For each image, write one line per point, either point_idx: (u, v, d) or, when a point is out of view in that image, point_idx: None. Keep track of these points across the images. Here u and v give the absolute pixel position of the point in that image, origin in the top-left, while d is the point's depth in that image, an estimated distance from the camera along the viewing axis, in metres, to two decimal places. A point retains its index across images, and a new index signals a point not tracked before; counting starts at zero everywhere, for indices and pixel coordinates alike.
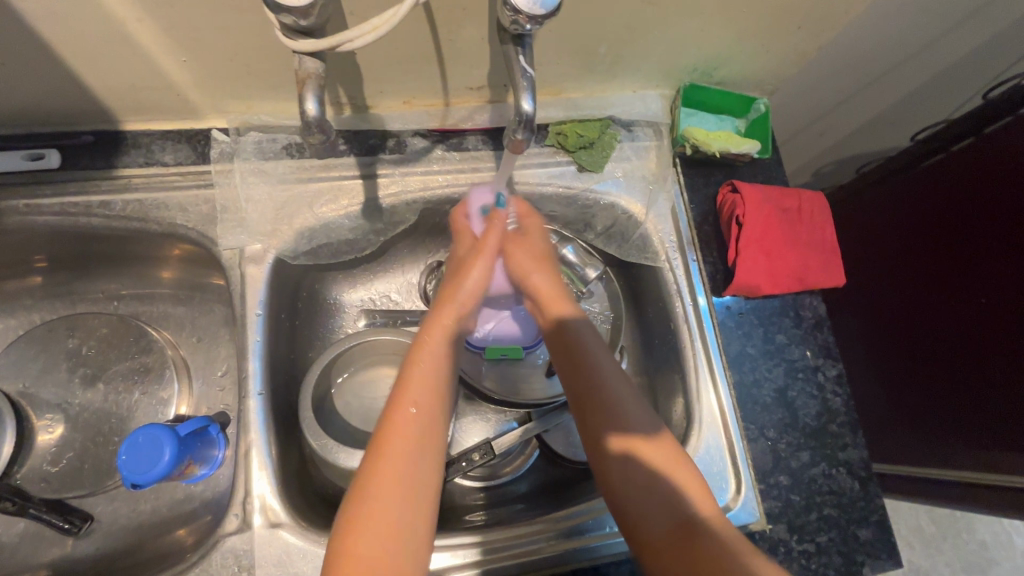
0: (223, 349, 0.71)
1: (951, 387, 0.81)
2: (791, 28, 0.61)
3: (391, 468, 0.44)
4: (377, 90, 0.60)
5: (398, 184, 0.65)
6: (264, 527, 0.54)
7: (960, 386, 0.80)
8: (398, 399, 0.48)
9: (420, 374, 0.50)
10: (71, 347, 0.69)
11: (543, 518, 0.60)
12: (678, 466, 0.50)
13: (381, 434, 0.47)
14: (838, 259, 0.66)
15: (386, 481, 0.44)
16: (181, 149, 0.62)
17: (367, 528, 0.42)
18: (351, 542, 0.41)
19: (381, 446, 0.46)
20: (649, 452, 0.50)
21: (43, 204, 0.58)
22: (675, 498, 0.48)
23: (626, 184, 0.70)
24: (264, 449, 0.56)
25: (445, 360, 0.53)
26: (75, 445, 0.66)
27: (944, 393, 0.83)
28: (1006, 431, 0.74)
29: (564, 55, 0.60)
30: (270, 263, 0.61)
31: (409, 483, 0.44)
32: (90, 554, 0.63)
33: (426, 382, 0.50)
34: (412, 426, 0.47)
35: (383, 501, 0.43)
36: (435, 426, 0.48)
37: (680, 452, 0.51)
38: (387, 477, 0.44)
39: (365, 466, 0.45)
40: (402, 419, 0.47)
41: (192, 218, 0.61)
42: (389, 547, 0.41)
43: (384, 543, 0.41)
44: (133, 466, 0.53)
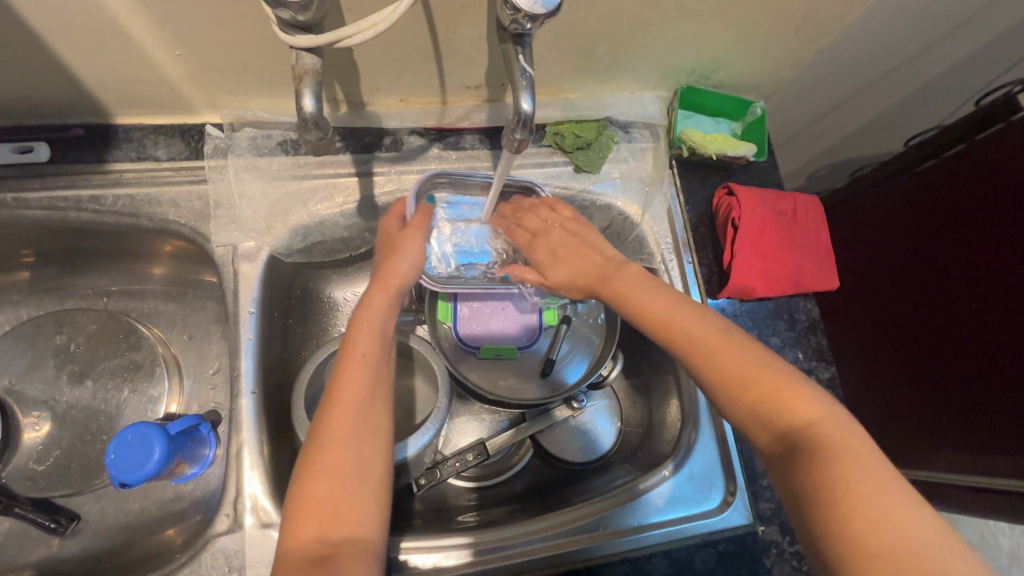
0: (215, 347, 0.71)
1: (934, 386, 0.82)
2: (789, 33, 0.62)
3: (346, 416, 0.45)
4: (374, 87, 0.60)
5: (394, 182, 0.64)
6: (255, 527, 0.53)
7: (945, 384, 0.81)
8: (347, 353, 0.49)
9: (367, 329, 0.50)
10: (59, 343, 0.68)
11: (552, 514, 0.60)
12: (753, 357, 0.43)
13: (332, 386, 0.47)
14: (831, 263, 0.67)
15: (342, 427, 0.44)
16: (174, 144, 0.61)
17: (325, 471, 0.42)
18: (310, 489, 0.42)
19: (335, 396, 0.46)
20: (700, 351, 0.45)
21: (32, 197, 0.57)
22: (759, 417, 0.41)
23: (623, 185, 0.70)
24: (256, 448, 0.56)
25: (387, 312, 0.53)
26: (62, 443, 0.65)
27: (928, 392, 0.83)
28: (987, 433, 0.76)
29: (563, 55, 0.60)
30: (265, 260, 0.61)
31: (365, 431, 0.45)
32: (76, 555, 0.62)
33: (370, 335, 0.50)
34: (364, 383, 0.47)
35: (342, 447, 0.43)
36: (384, 375, 0.49)
37: (762, 354, 0.44)
38: (347, 425, 0.44)
39: (319, 416, 0.45)
40: (350, 370, 0.47)
41: (184, 214, 0.60)
42: (348, 491, 0.42)
43: (342, 488, 0.42)
44: (121, 464, 0.53)
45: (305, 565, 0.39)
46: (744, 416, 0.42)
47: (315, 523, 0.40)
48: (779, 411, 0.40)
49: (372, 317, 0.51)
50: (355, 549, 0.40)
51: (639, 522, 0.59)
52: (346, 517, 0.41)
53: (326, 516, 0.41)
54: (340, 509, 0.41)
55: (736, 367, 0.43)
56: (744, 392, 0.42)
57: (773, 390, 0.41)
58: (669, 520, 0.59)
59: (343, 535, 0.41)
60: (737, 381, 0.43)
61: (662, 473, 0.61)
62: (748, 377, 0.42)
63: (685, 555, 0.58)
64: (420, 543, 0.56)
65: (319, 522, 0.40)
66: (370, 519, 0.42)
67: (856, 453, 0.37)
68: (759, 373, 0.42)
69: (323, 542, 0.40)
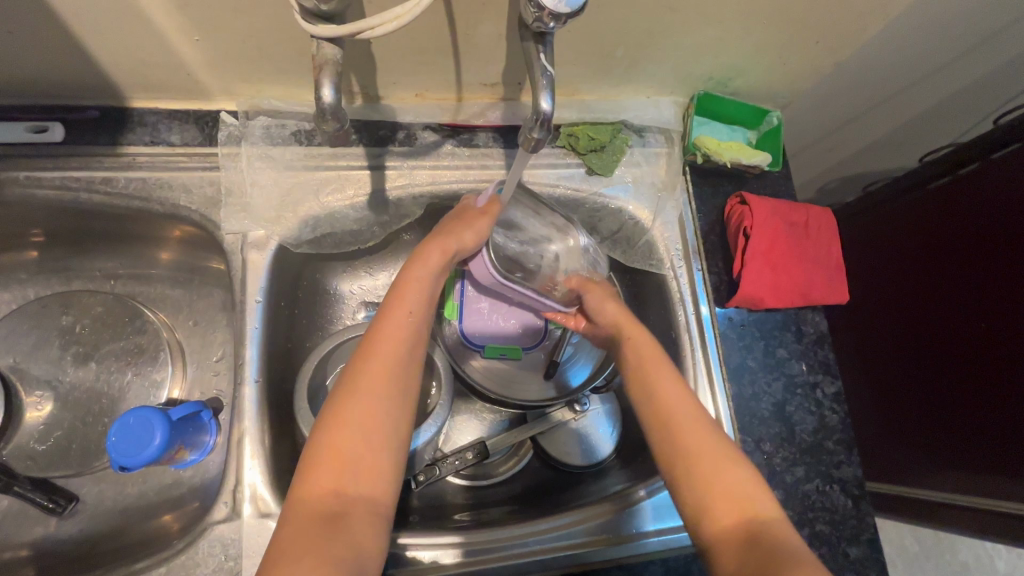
0: (219, 335, 0.71)
1: (942, 398, 0.81)
2: (809, 42, 0.61)
3: (379, 378, 0.45)
4: (390, 80, 0.60)
5: (406, 177, 0.64)
6: (253, 517, 0.53)
7: (949, 397, 0.80)
8: (395, 310, 0.49)
9: (415, 288, 0.51)
10: (65, 324, 0.68)
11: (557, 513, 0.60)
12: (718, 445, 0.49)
13: (374, 341, 0.47)
14: (841, 277, 0.67)
15: (375, 384, 0.45)
16: (187, 129, 0.61)
17: (350, 428, 0.43)
18: (334, 442, 0.42)
19: (376, 349, 0.47)
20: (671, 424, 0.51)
21: (44, 177, 0.57)
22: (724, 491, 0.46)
23: (635, 190, 0.70)
24: (256, 437, 0.55)
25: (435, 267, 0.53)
26: (63, 424, 0.65)
27: (935, 405, 0.82)
28: (990, 450, 0.75)
29: (581, 56, 0.60)
30: (273, 250, 0.60)
31: (395, 395, 0.45)
32: (74, 536, 0.62)
33: (417, 298, 0.51)
34: (397, 354, 0.47)
35: (373, 405, 0.44)
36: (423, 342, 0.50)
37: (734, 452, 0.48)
38: (382, 384, 0.45)
39: (357, 365, 0.46)
40: (386, 331, 0.48)
41: (196, 200, 0.60)
42: (368, 454, 0.43)
43: (366, 448, 0.43)
44: (123, 447, 0.54)
45: (316, 515, 0.40)
46: (693, 492, 0.47)
47: (331, 476, 0.41)
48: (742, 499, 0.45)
49: (422, 277, 0.52)
50: (366, 509, 0.41)
51: (637, 528, 0.59)
52: (363, 475, 0.42)
53: (342, 471, 0.42)
54: (360, 468, 0.42)
55: (703, 453, 0.48)
56: (700, 476, 0.47)
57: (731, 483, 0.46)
58: (669, 527, 0.59)
59: (360, 491, 0.42)
60: (702, 459, 0.48)
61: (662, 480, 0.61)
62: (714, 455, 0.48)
63: (683, 564, 0.58)
64: (416, 541, 0.56)
65: (335, 477, 0.41)
66: (387, 484, 0.43)
67: (793, 552, 0.41)
68: (720, 464, 0.47)
69: (338, 495, 0.41)
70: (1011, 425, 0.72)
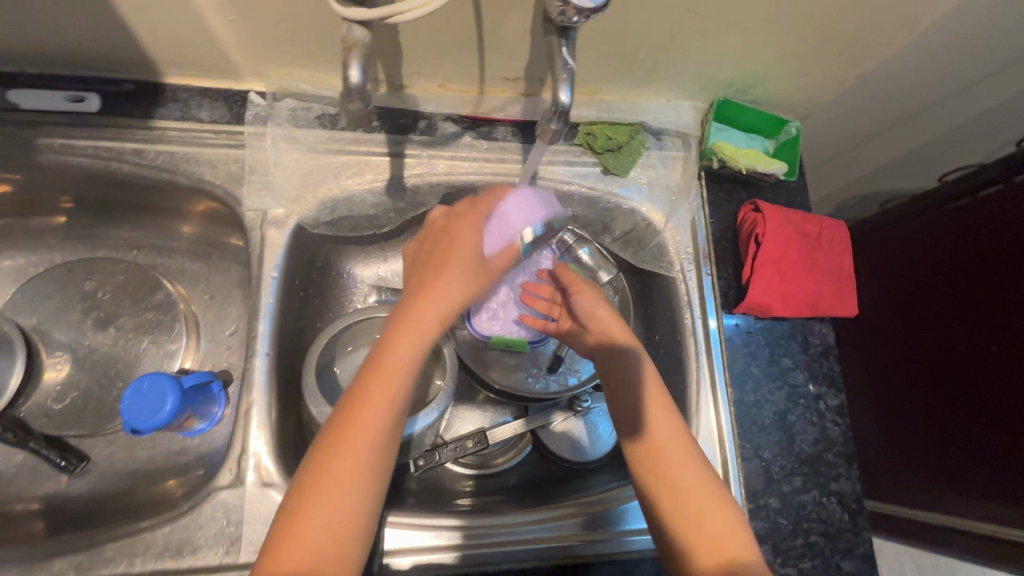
0: (234, 310, 0.73)
1: (950, 419, 0.80)
2: (832, 54, 0.62)
3: (352, 461, 0.42)
4: (415, 70, 0.61)
5: (424, 166, 0.65)
6: (256, 485, 0.54)
7: (954, 420, 0.79)
8: (371, 384, 0.44)
9: (395, 359, 0.45)
10: (88, 289, 0.70)
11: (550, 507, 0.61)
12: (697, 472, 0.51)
13: (347, 420, 0.43)
14: (852, 290, 0.66)
15: (344, 470, 0.42)
16: (216, 107, 0.63)
17: (319, 516, 0.41)
18: (299, 528, 0.40)
19: (348, 429, 0.43)
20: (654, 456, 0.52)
21: (78, 145, 0.59)
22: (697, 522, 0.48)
23: (649, 192, 0.70)
24: (264, 409, 0.57)
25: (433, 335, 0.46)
26: (80, 385, 0.68)
27: (942, 426, 0.81)
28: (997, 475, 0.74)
29: (603, 56, 0.61)
30: (292, 228, 0.62)
31: (366, 481, 0.42)
32: (83, 494, 0.64)
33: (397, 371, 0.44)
34: (369, 439, 0.43)
35: (340, 493, 0.41)
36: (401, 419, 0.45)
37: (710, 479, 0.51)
38: (350, 471, 0.42)
39: (327, 445, 0.42)
40: (367, 412, 0.43)
41: (220, 175, 0.62)
42: (336, 540, 0.41)
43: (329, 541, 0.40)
44: (135, 411, 0.56)
45: None
46: (675, 529, 0.48)
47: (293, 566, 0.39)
48: (718, 536, 0.47)
49: (412, 342, 0.45)
50: None
51: (630, 525, 0.59)
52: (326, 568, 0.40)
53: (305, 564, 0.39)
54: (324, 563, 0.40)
55: (685, 482, 0.50)
56: (683, 515, 0.49)
57: (710, 516, 0.48)
58: None
59: None
60: (680, 485, 0.50)
61: None
62: (694, 484, 0.50)
63: None
64: (412, 520, 0.57)
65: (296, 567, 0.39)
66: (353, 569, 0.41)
67: None
68: (703, 497, 0.49)
69: None
70: (1012, 454, 0.71)
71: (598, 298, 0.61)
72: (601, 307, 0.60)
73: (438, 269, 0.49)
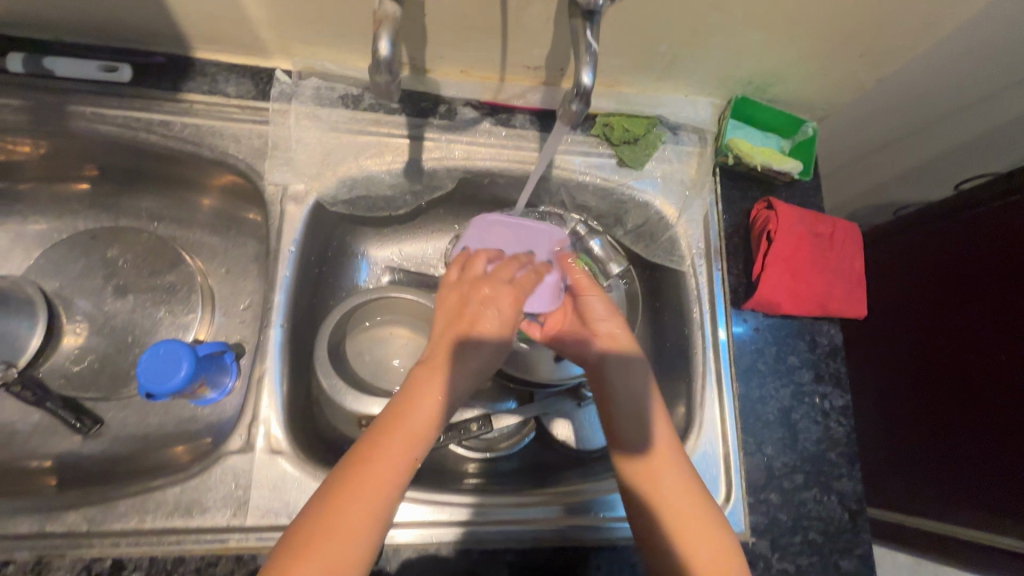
0: (249, 284, 0.74)
1: (956, 428, 0.79)
2: (853, 55, 0.62)
3: (378, 483, 0.45)
4: (438, 54, 0.62)
5: (442, 150, 0.66)
6: (265, 452, 0.55)
7: (957, 430, 0.79)
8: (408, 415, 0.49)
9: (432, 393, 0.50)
10: (109, 256, 0.72)
11: (550, 490, 0.61)
12: (698, 498, 0.52)
13: (380, 443, 0.47)
14: (861, 291, 0.67)
15: (369, 490, 0.45)
16: (243, 83, 0.64)
17: (326, 550, 0.42)
18: (317, 540, 0.42)
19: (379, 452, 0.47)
20: (648, 464, 0.53)
21: (108, 114, 0.61)
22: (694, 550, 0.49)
23: (663, 186, 0.70)
24: (275, 379, 0.58)
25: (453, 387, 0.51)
26: (97, 350, 0.69)
27: (947, 434, 0.80)
28: (996, 483, 0.73)
29: (625, 48, 0.62)
30: (311, 205, 0.63)
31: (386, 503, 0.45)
32: (95, 455, 0.65)
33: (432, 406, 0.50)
34: (397, 462, 0.47)
35: (359, 511, 0.44)
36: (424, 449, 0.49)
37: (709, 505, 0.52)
38: (373, 492, 0.45)
39: (357, 465, 0.46)
40: (397, 443, 0.47)
41: (243, 150, 0.63)
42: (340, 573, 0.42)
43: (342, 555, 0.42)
44: (151, 375, 0.58)
45: None
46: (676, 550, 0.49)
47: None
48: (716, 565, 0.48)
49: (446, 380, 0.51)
50: None
51: None
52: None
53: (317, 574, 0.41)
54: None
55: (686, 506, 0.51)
56: (683, 535, 0.50)
57: (709, 544, 0.49)
58: None
59: None
60: (678, 510, 0.51)
61: None
62: (691, 507, 0.51)
63: None
64: (416, 495, 0.57)
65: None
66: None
67: None
68: (702, 525, 0.50)
69: None
70: (1012, 469, 0.71)
71: (607, 304, 0.63)
72: (610, 314, 0.62)
73: (473, 315, 0.55)
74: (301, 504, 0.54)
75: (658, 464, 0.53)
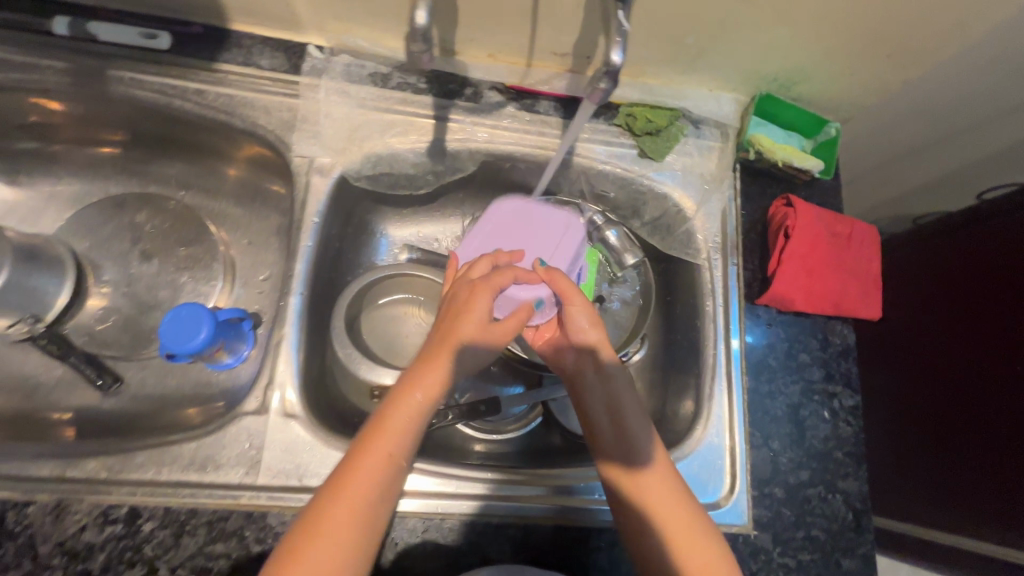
0: (269, 256, 0.75)
1: (949, 431, 0.77)
2: (880, 56, 0.62)
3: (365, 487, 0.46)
4: (468, 36, 0.63)
5: (466, 132, 0.67)
6: (279, 415, 0.56)
7: (950, 435, 0.77)
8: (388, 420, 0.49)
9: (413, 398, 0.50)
10: (137, 221, 0.74)
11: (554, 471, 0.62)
12: (681, 509, 0.52)
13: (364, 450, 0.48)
14: (876, 292, 0.67)
15: (355, 494, 0.46)
16: (277, 57, 0.66)
17: (316, 552, 0.43)
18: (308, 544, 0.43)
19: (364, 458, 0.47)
20: (633, 473, 0.53)
21: (146, 80, 0.63)
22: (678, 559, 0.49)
23: (682, 179, 0.71)
24: (292, 345, 0.59)
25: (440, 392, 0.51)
26: (121, 310, 0.71)
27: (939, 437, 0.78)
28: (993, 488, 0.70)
29: (652, 39, 0.62)
30: (335, 178, 0.65)
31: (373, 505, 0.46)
32: (113, 411, 0.67)
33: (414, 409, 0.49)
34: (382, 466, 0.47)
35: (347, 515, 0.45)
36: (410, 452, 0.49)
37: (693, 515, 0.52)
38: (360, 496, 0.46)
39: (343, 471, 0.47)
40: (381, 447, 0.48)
41: (273, 122, 0.64)
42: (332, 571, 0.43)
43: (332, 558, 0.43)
44: (172, 336, 0.59)
45: None
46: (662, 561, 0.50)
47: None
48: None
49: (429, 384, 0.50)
50: None
51: None
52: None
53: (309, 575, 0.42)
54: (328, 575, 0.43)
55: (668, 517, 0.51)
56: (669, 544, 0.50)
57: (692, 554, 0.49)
58: None
59: None
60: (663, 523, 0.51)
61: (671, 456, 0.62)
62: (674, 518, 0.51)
63: None
64: (424, 466, 0.58)
65: None
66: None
67: None
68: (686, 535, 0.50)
69: None
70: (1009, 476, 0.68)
71: (587, 312, 0.58)
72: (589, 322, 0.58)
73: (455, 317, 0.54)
74: (311, 467, 0.55)
75: (652, 480, 0.53)
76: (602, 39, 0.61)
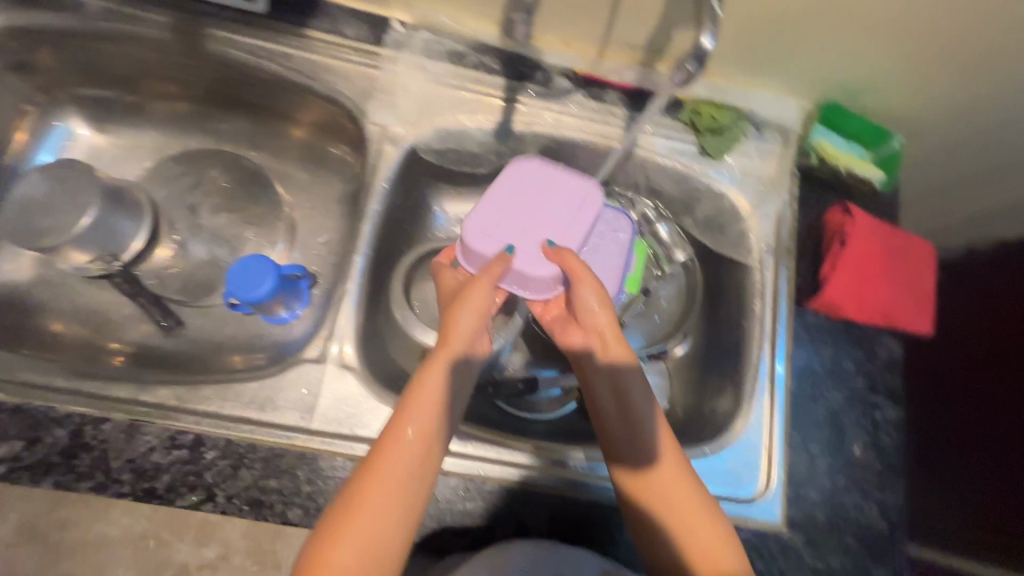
0: (329, 220, 0.78)
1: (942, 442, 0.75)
2: (954, 71, 0.62)
3: (381, 485, 0.44)
4: (547, 22, 0.65)
5: (533, 115, 0.69)
6: (336, 366, 0.59)
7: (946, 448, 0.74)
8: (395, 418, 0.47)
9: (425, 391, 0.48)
10: (211, 176, 0.78)
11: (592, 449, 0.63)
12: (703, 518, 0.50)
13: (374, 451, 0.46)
14: (928, 307, 0.67)
15: (374, 492, 0.44)
16: (361, 28, 0.69)
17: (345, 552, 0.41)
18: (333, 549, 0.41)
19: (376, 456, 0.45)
20: (648, 479, 0.51)
21: (240, 40, 0.66)
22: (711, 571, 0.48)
23: (740, 179, 0.72)
24: (352, 302, 0.62)
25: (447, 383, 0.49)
26: (189, 258, 0.75)
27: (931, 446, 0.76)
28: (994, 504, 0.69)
29: (727, 36, 0.64)
30: (406, 148, 0.67)
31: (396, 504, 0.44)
32: (174, 352, 0.70)
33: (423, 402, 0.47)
34: (400, 461, 0.45)
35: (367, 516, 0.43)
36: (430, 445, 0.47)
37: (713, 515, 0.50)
38: (380, 495, 0.43)
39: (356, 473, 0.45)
40: (394, 444, 0.45)
41: (352, 89, 0.67)
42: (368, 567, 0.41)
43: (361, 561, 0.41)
44: (240, 284, 0.62)
45: None
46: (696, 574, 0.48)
47: None
48: None
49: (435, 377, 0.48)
50: None
51: None
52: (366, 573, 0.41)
53: None
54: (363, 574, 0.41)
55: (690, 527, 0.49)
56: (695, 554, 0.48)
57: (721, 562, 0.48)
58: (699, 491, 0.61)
59: None
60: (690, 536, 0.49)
61: (706, 448, 0.63)
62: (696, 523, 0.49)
63: None
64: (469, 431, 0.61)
65: None
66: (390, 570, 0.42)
67: None
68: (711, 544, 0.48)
69: None
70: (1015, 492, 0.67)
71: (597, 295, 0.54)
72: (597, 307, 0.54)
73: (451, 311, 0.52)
74: (362, 418, 0.57)
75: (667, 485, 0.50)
76: (679, 32, 0.63)
